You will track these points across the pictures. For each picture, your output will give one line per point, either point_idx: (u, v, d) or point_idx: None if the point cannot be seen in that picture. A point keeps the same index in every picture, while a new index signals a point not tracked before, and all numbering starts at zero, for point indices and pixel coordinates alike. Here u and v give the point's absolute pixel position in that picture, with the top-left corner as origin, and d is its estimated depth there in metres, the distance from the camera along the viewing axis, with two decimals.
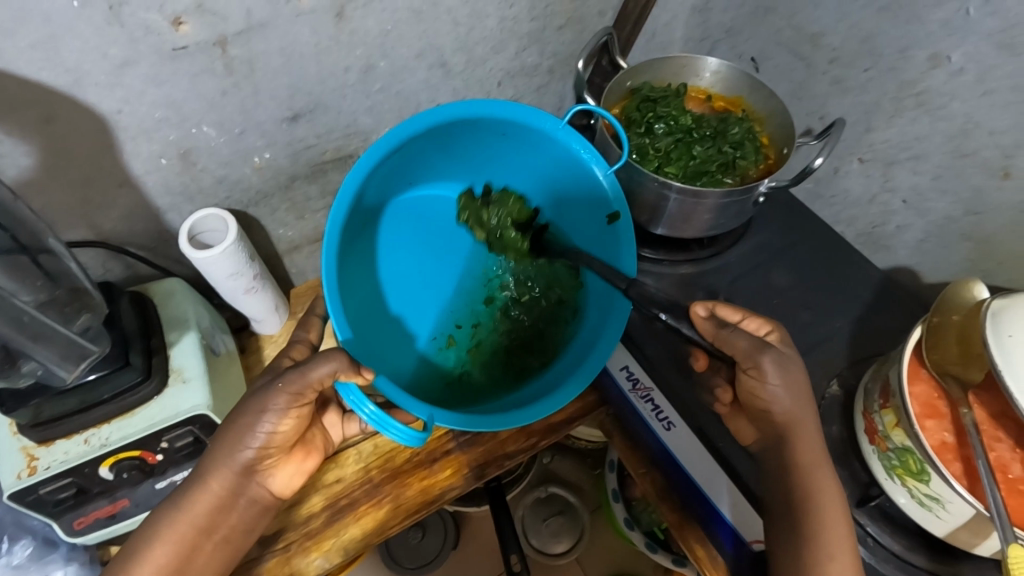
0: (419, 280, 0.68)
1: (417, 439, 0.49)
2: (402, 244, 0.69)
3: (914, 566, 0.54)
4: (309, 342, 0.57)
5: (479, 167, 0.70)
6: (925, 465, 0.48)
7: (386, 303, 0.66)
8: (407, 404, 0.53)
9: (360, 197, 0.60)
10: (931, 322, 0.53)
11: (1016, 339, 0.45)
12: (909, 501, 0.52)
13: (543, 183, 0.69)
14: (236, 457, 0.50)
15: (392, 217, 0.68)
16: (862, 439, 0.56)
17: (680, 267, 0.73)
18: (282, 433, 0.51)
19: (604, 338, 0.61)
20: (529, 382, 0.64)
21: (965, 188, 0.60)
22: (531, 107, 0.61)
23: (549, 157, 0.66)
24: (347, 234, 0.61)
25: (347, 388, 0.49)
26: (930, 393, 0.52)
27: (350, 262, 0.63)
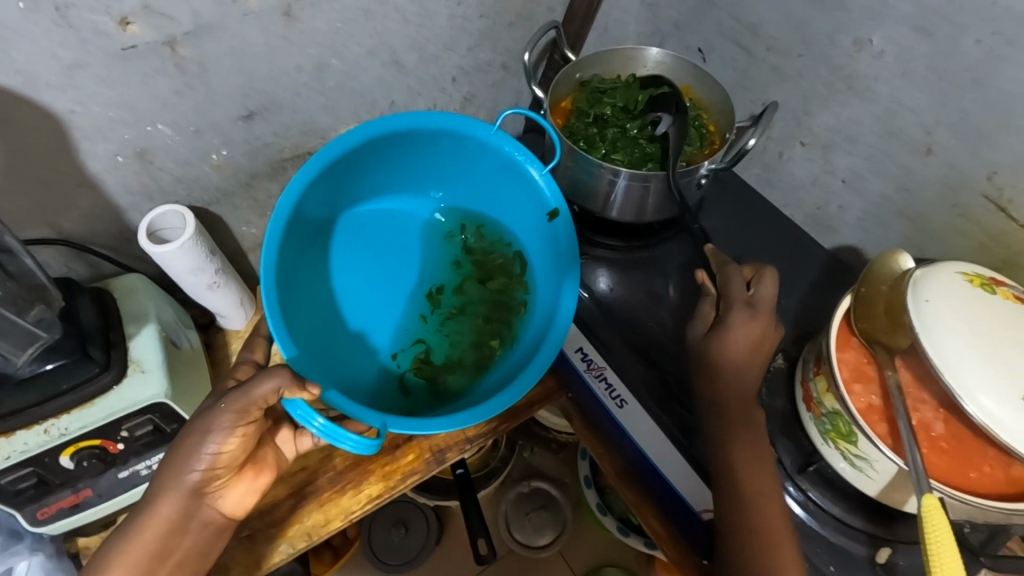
0: (374, 288, 0.71)
1: (371, 448, 0.51)
2: (354, 255, 0.72)
3: (851, 527, 0.56)
4: (252, 360, 0.59)
5: (427, 177, 0.74)
6: (852, 427, 0.51)
7: (342, 314, 0.68)
8: (359, 414, 0.56)
9: (301, 209, 0.64)
10: (859, 291, 0.56)
11: (932, 304, 0.49)
12: (846, 465, 0.53)
13: (486, 190, 0.74)
14: (183, 481, 0.52)
15: (343, 230, 0.72)
16: (801, 407, 0.58)
17: (633, 251, 0.74)
18: (229, 453, 0.53)
19: (546, 333, 0.63)
20: (484, 380, 0.66)
21: (896, 166, 0.62)
22: (462, 117, 0.66)
23: (489, 160, 0.70)
24: (291, 250, 0.64)
25: (294, 404, 0.51)
26: (859, 358, 0.54)
27: (298, 276, 0.66)
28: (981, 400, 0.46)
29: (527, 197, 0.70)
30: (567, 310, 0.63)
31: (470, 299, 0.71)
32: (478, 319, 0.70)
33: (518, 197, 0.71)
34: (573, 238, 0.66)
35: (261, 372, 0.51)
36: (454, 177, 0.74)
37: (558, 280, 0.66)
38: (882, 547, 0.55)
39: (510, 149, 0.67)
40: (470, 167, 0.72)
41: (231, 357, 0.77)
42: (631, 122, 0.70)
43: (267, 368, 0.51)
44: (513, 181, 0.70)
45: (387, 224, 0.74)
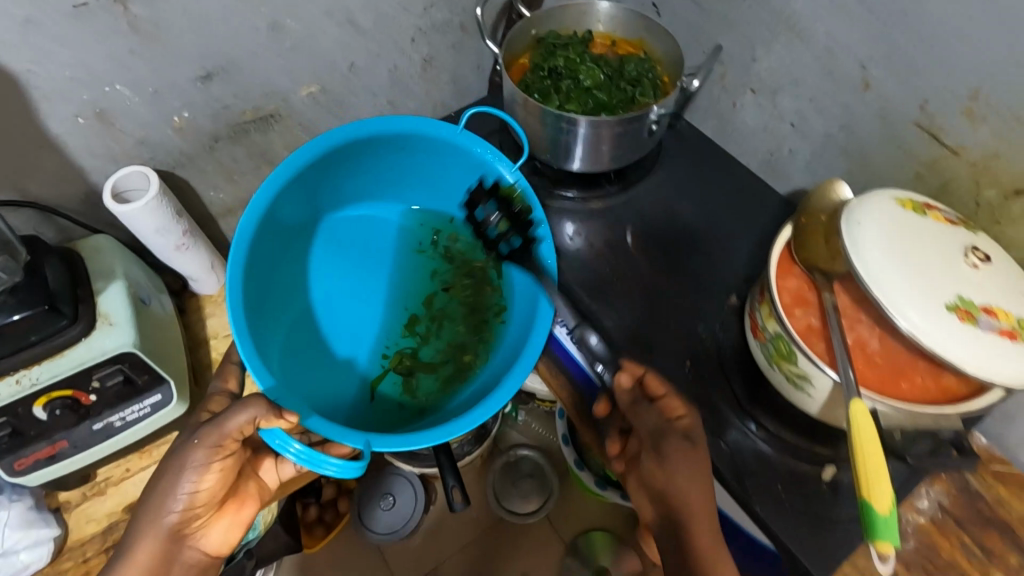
0: (350, 298, 0.79)
1: (353, 470, 0.55)
2: (331, 265, 0.80)
3: (799, 449, 0.58)
4: (226, 391, 0.63)
5: (396, 185, 0.83)
6: (792, 347, 0.52)
7: (321, 324, 0.76)
8: (341, 435, 0.59)
9: (271, 219, 0.73)
10: (799, 222, 0.58)
11: (862, 226, 0.51)
12: (789, 387, 0.55)
13: (456, 193, 0.82)
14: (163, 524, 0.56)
15: (320, 246, 0.80)
16: (749, 337, 0.59)
17: (591, 203, 0.76)
18: (206, 489, 0.57)
19: (528, 334, 0.68)
20: (460, 388, 0.73)
21: (838, 105, 0.64)
22: (426, 119, 0.74)
23: (457, 161, 0.78)
24: (262, 257, 0.72)
25: (273, 433, 0.56)
26: (801, 285, 0.56)
27: (274, 290, 0.75)
28: (908, 311, 0.47)
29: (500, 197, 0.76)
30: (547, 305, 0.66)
31: (443, 315, 0.77)
32: (451, 329, 0.77)
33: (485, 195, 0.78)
34: (546, 234, 0.69)
35: (234, 406, 0.55)
36: (427, 182, 0.82)
37: (535, 271, 0.71)
38: (827, 466, 0.57)
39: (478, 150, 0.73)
40: (437, 168, 0.80)
41: (204, 321, 0.79)
42: (585, 75, 0.71)
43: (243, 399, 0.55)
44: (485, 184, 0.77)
45: (366, 238, 0.82)
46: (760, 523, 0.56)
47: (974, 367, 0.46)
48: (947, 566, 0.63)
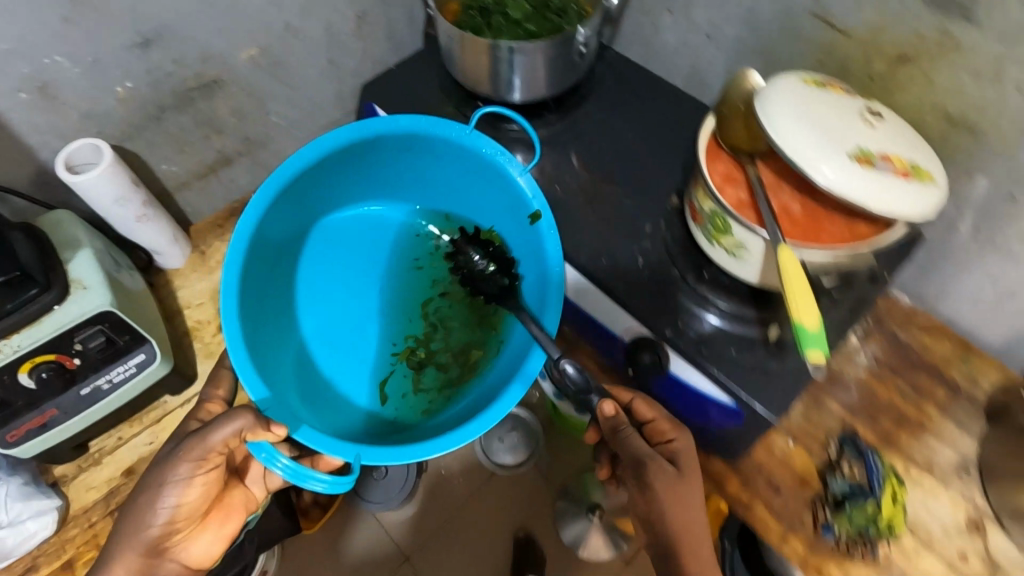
0: (347, 303, 0.82)
1: (342, 485, 0.57)
2: (330, 269, 0.84)
3: (745, 315, 0.65)
4: (220, 398, 0.65)
5: (398, 186, 0.86)
6: (727, 220, 0.58)
7: (319, 328, 0.80)
8: (334, 446, 0.61)
9: (269, 228, 0.76)
10: (718, 112, 0.64)
11: (773, 99, 0.57)
12: (730, 260, 0.61)
13: (461, 195, 0.84)
14: (144, 536, 0.58)
15: (321, 249, 0.84)
16: (691, 224, 0.65)
17: (534, 131, 0.80)
18: (189, 501, 0.59)
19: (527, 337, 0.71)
20: (458, 394, 0.77)
21: (743, 8, 0.70)
22: (429, 120, 0.74)
23: (462, 161, 0.78)
24: (263, 262, 0.76)
25: (260, 445, 0.58)
26: (729, 167, 0.62)
27: (276, 293, 0.79)
28: (823, 168, 0.53)
29: (511, 201, 0.76)
30: (544, 326, 0.68)
31: (440, 324, 0.81)
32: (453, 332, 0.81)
33: (490, 195, 0.80)
34: (555, 238, 0.70)
35: (218, 421, 0.56)
36: (430, 184, 0.84)
37: (543, 273, 0.72)
38: (770, 326, 0.64)
39: (486, 148, 0.74)
40: (439, 169, 0.81)
41: (173, 293, 0.80)
42: (514, 12, 0.76)
43: (230, 410, 0.57)
44: (487, 186, 0.79)
45: (369, 243, 0.86)
46: (717, 381, 0.62)
47: (877, 205, 0.52)
48: (887, 407, 0.70)
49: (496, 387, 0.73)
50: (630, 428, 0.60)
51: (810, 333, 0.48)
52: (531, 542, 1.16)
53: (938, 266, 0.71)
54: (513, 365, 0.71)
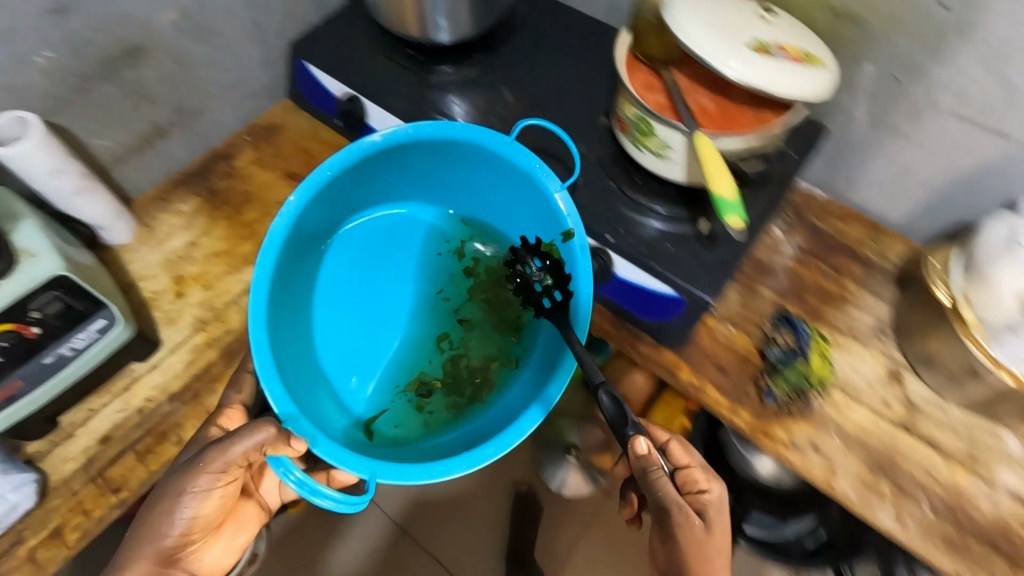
0: (361, 312, 0.78)
1: (346, 507, 0.58)
2: (348, 274, 0.79)
3: (679, 215, 0.70)
4: (240, 403, 0.66)
5: (431, 187, 0.81)
6: (650, 121, 0.63)
7: (330, 338, 0.76)
8: (352, 458, 0.59)
9: (299, 228, 0.71)
10: (632, 28, 0.69)
11: (677, 5, 0.61)
12: (658, 162, 0.66)
13: (497, 204, 0.79)
14: (160, 545, 0.59)
15: (343, 250, 0.80)
16: (620, 136, 0.70)
17: (466, 70, 0.83)
18: (205, 514, 0.60)
19: (561, 343, 0.70)
20: (468, 418, 0.73)
21: None
22: (470, 126, 0.70)
23: (501, 172, 0.74)
24: (288, 261, 0.71)
25: (279, 460, 0.57)
26: (647, 76, 0.67)
27: (292, 293, 0.74)
28: (732, 63, 0.58)
29: (549, 217, 0.71)
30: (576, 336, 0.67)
31: (457, 347, 0.77)
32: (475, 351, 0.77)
33: (528, 210, 0.75)
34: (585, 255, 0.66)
35: (238, 433, 0.56)
36: (464, 190, 0.80)
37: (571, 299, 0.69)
38: (701, 220, 0.70)
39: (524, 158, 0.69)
40: (475, 175, 0.77)
41: (124, 268, 0.79)
42: None
43: (252, 423, 0.57)
44: (520, 196, 0.75)
45: (395, 245, 0.81)
46: (657, 275, 0.68)
47: (779, 90, 0.58)
48: (812, 288, 0.78)
49: (515, 409, 0.70)
50: (665, 477, 0.60)
51: (727, 200, 0.54)
52: (532, 494, 1.18)
53: (843, 156, 0.79)
54: (536, 390, 0.69)
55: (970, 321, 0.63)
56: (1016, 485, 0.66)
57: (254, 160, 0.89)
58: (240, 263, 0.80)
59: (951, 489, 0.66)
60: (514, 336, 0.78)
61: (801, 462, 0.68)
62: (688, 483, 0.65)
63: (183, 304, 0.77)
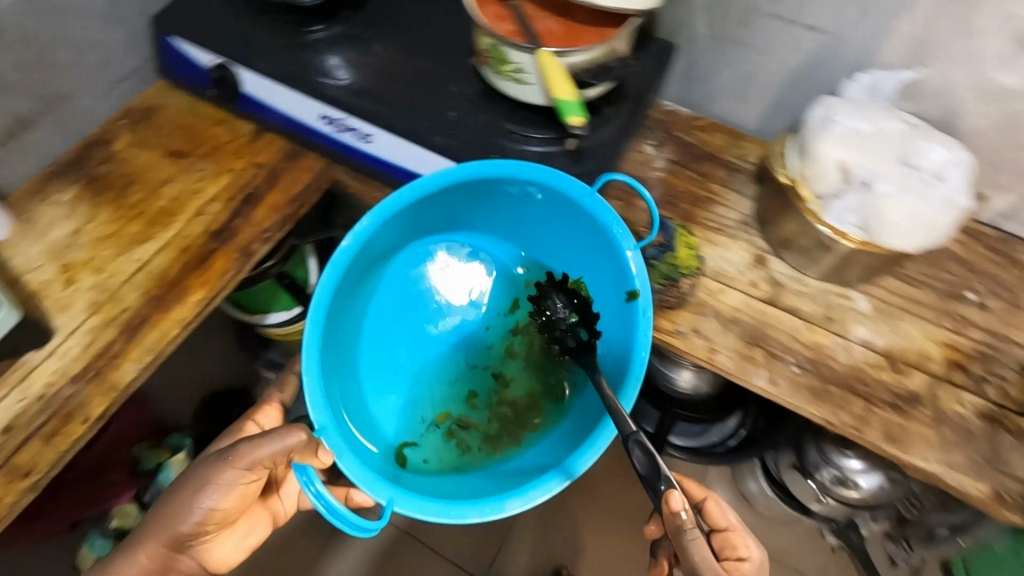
0: (407, 340, 0.84)
1: (354, 528, 0.64)
2: (406, 299, 0.85)
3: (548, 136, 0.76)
4: (278, 402, 0.75)
5: (507, 227, 0.86)
6: (504, 47, 0.67)
7: (374, 355, 0.83)
8: (375, 485, 0.66)
9: (368, 247, 0.77)
10: None
11: None
12: (518, 87, 0.71)
13: (570, 255, 0.82)
14: (175, 529, 0.63)
15: (407, 273, 0.86)
16: (482, 70, 0.74)
17: (333, 27, 0.85)
18: (222, 508, 0.64)
19: (601, 411, 0.74)
20: (497, 459, 0.79)
21: None
22: (557, 174, 0.72)
23: (584, 226, 0.77)
24: (353, 273, 0.77)
25: (303, 468, 0.64)
26: (496, 7, 0.70)
27: (352, 305, 0.81)
28: None
29: (617, 276, 0.76)
30: (618, 401, 0.70)
31: (501, 395, 0.83)
32: (522, 395, 0.83)
33: (600, 269, 0.79)
34: (646, 328, 0.71)
35: (272, 435, 0.60)
36: (534, 233, 0.84)
37: (627, 350, 0.73)
38: (567, 138, 0.75)
39: (616, 220, 0.73)
40: (553, 224, 0.81)
41: (5, 265, 0.77)
42: None
43: (286, 428, 0.61)
44: (589, 244, 0.78)
45: (463, 276, 0.87)
46: None
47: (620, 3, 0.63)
48: (683, 193, 0.85)
49: (545, 463, 0.75)
50: (698, 537, 0.62)
51: (567, 102, 0.63)
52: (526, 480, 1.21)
53: (697, 70, 0.86)
54: (570, 451, 0.74)
55: (807, 196, 0.69)
56: (867, 336, 0.75)
57: (133, 143, 0.87)
58: (130, 243, 0.79)
59: (813, 347, 0.75)
60: (564, 387, 0.82)
61: (684, 345, 0.75)
62: (725, 547, 0.70)
63: (75, 291, 0.76)
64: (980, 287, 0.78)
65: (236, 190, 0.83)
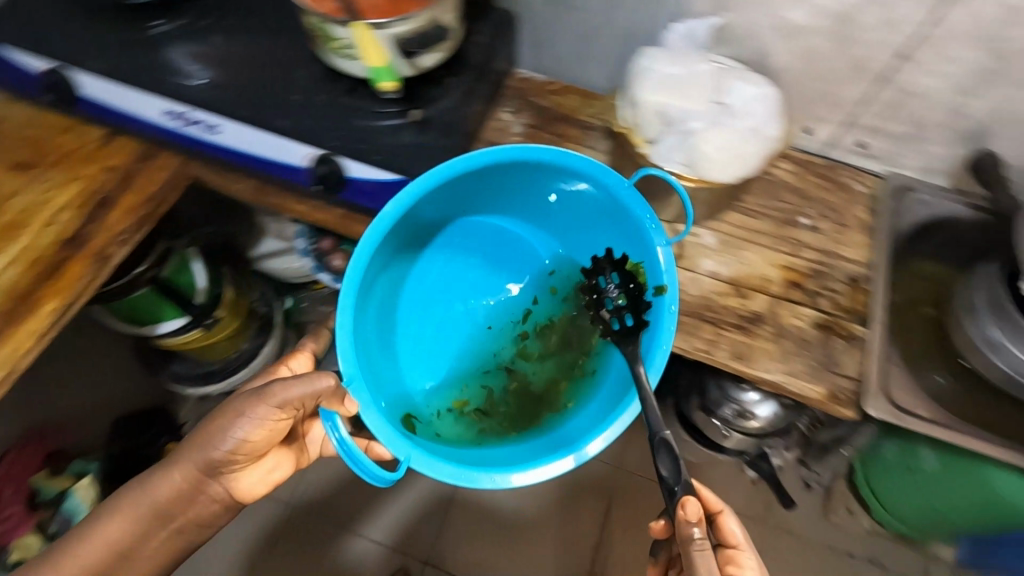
0: (442, 314, 0.87)
1: (372, 476, 0.66)
2: (448, 277, 0.87)
3: (392, 109, 0.77)
4: (309, 351, 0.78)
5: (547, 221, 0.86)
6: (327, 24, 0.67)
7: (411, 323, 0.85)
8: (393, 435, 0.68)
9: (415, 214, 0.78)
10: None
11: None
12: (351, 63, 0.72)
13: (605, 248, 0.83)
14: (209, 455, 0.68)
15: (452, 251, 0.87)
16: (317, 49, 0.74)
17: (170, 20, 0.83)
18: (251, 442, 0.68)
19: (626, 384, 0.74)
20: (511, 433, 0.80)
21: None
22: (599, 164, 0.73)
23: (617, 218, 0.78)
24: (398, 237, 0.79)
25: (329, 414, 0.67)
26: None
27: (397, 272, 0.83)
28: None
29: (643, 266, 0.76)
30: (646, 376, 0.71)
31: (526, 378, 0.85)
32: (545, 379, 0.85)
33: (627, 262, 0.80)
34: (671, 318, 0.71)
35: (304, 378, 0.64)
36: (571, 228, 0.85)
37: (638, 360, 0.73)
38: (411, 111, 0.77)
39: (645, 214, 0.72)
40: (591, 218, 0.81)
41: None
42: None
43: (313, 372, 0.65)
44: (622, 232, 0.79)
45: (498, 262, 0.89)
46: (380, 164, 0.75)
47: None
48: None
49: (560, 439, 0.74)
50: (705, 551, 0.63)
51: (382, 70, 0.70)
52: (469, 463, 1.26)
53: (538, 34, 0.89)
54: (581, 428, 0.74)
55: (638, 142, 0.73)
56: (714, 268, 0.81)
57: None
58: None
59: None
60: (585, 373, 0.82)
61: None
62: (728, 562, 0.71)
63: None
64: (812, 212, 0.85)
65: (87, 196, 0.81)
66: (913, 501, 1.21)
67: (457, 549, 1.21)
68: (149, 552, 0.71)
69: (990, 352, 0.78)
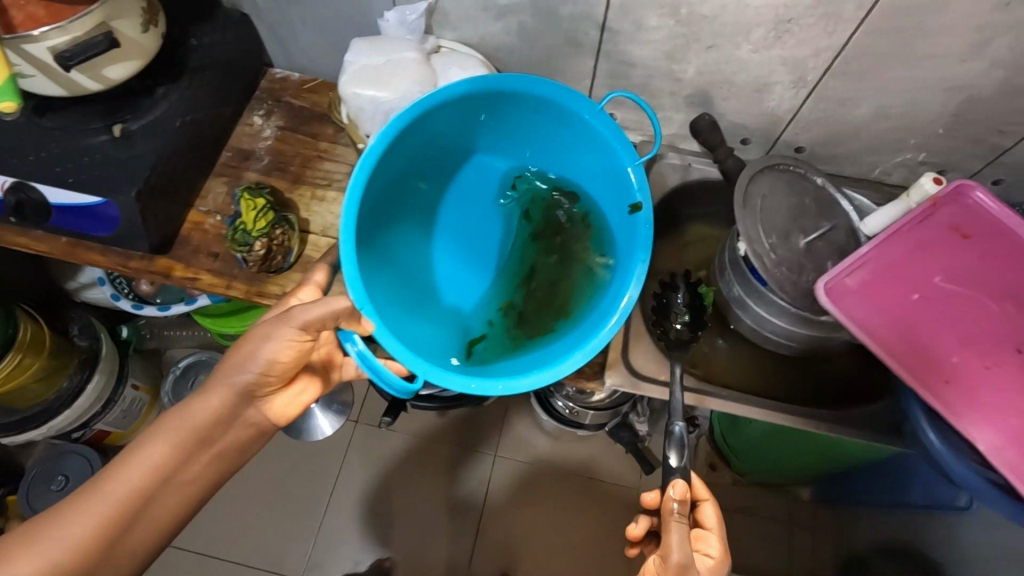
0: (473, 240, 0.79)
1: (403, 391, 0.62)
2: (471, 204, 0.80)
3: (96, 128, 0.72)
4: (315, 284, 0.65)
5: (554, 142, 0.76)
6: None
7: (446, 246, 0.78)
8: (407, 354, 0.61)
9: (423, 125, 0.70)
10: None
11: None
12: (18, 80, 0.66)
13: (600, 170, 0.74)
14: (241, 380, 0.60)
15: (473, 174, 0.80)
16: None
17: None
18: (283, 362, 0.61)
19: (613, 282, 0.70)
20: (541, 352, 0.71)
21: None
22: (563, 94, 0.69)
23: (581, 136, 0.73)
24: (412, 154, 0.72)
25: (347, 334, 0.60)
26: None
27: (421, 196, 0.77)
28: None
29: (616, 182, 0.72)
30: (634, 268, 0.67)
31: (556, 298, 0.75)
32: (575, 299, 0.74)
33: (610, 182, 0.74)
34: (647, 234, 0.68)
35: (319, 300, 0.57)
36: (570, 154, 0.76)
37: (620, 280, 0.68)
38: (113, 125, 0.72)
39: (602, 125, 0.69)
40: (581, 138, 0.73)
41: None
42: None
43: (326, 297, 0.58)
44: (589, 150, 0.73)
45: (519, 185, 0.80)
46: (77, 187, 0.68)
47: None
48: (293, 157, 0.85)
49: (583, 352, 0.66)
50: (681, 530, 0.61)
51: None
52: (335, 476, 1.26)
53: (273, 31, 0.85)
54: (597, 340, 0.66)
55: None
56: None
57: None
58: None
59: None
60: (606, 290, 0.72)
61: None
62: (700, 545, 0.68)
63: None
64: None
65: None
66: (751, 454, 1.24)
67: (339, 548, 1.21)
68: (186, 482, 0.57)
69: (738, 308, 0.79)
